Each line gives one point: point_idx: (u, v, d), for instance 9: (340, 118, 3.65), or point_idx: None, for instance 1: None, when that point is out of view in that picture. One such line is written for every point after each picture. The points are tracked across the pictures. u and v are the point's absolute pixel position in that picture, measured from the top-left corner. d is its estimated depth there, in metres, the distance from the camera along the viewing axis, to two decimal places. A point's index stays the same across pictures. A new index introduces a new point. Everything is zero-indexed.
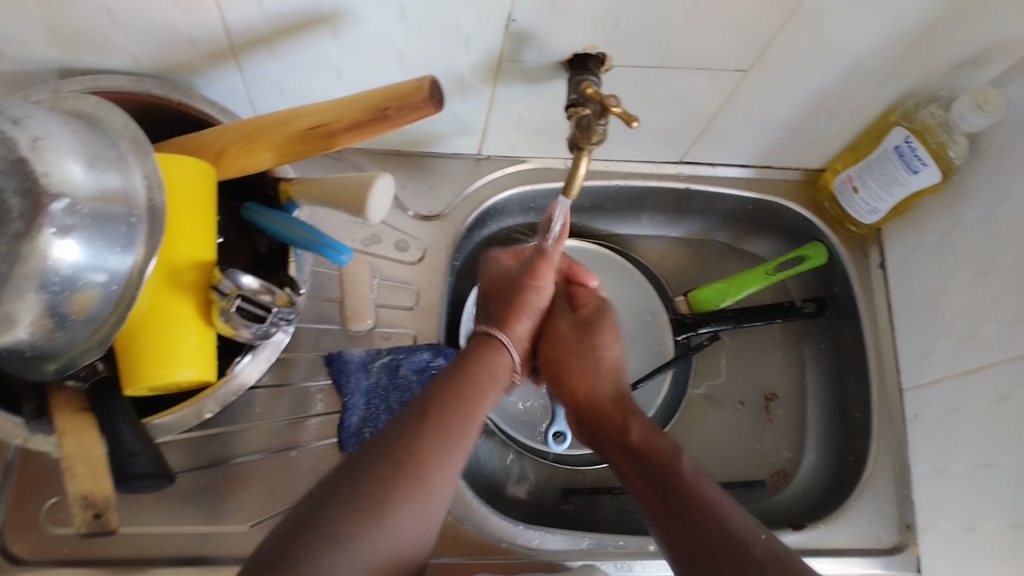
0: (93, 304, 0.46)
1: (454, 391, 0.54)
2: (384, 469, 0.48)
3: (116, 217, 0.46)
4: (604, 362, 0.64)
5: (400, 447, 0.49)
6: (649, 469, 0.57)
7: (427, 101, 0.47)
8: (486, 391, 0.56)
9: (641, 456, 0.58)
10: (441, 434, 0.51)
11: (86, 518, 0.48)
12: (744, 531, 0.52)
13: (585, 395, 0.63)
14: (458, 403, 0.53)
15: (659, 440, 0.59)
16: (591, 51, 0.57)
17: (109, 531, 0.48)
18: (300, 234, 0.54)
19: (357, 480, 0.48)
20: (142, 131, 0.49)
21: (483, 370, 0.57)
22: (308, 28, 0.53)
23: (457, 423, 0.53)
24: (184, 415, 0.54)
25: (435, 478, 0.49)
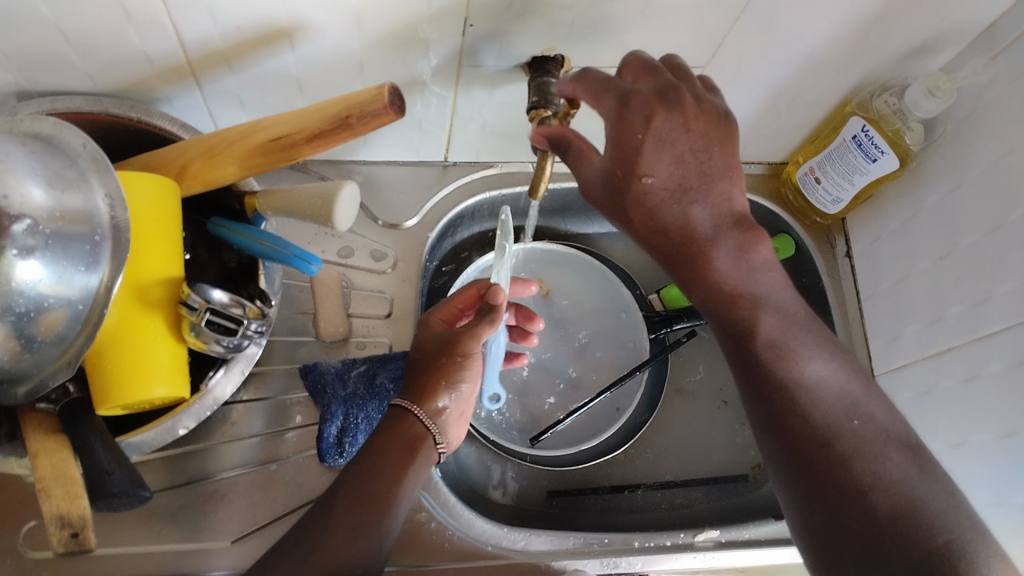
0: (59, 324, 0.47)
1: (365, 469, 0.53)
2: (297, 551, 0.50)
3: (79, 237, 0.47)
4: (654, 189, 0.53)
5: (312, 535, 0.50)
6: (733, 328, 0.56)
7: (388, 108, 0.48)
8: (400, 470, 0.54)
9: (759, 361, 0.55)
10: (352, 517, 0.51)
11: (64, 538, 0.47)
12: (872, 468, 0.50)
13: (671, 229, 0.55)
14: (367, 480, 0.53)
15: (751, 307, 0.56)
16: (549, 53, 0.58)
17: (88, 549, 0.47)
18: (267, 246, 0.54)
19: (265, 571, 0.49)
20: (101, 150, 0.50)
21: (394, 443, 0.55)
22: (266, 42, 0.54)
23: (374, 501, 0.52)
24: (159, 432, 0.53)
25: (341, 558, 0.50)
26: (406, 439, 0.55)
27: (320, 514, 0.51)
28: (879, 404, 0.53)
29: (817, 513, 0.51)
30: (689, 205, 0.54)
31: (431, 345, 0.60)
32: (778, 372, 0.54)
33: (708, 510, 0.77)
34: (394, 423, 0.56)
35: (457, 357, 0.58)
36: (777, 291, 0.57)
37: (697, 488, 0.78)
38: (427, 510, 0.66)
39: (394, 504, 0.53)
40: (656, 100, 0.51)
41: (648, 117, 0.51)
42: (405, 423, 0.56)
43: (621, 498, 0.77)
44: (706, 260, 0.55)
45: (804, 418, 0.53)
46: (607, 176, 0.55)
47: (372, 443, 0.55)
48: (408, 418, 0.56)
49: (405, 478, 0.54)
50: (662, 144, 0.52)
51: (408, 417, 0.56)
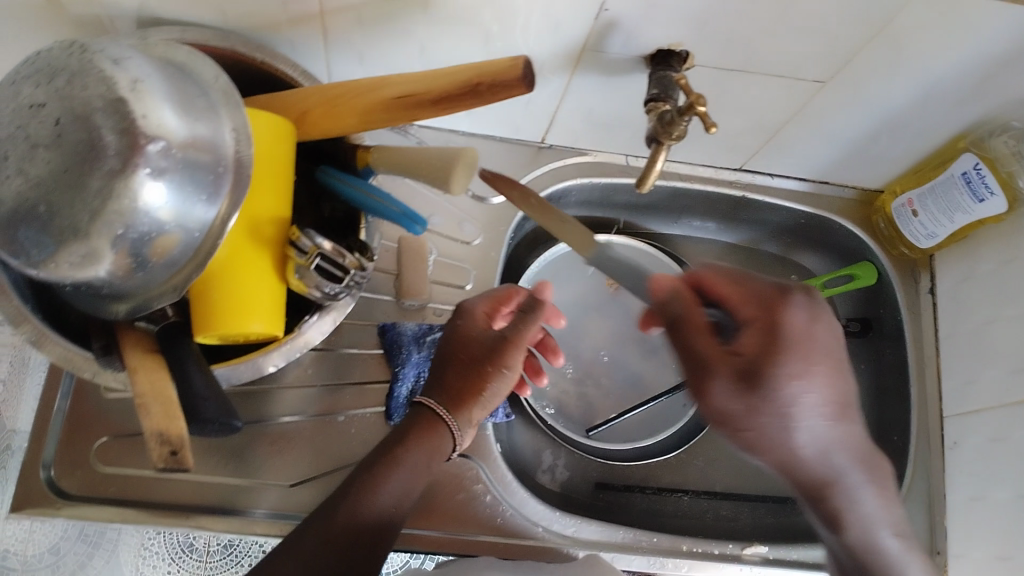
0: (174, 248, 0.48)
1: (376, 481, 0.53)
2: (294, 562, 0.48)
3: (204, 165, 0.48)
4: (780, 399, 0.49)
5: (311, 547, 0.49)
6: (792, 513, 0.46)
7: (520, 81, 0.48)
8: (408, 482, 0.54)
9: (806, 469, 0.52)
10: (350, 532, 0.51)
11: (162, 455, 0.45)
12: None
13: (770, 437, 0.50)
14: (374, 491, 0.53)
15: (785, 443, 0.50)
16: (675, 47, 0.57)
17: (186, 469, 0.45)
18: (374, 200, 0.55)
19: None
20: (231, 84, 0.51)
21: (415, 453, 0.55)
22: (400, 1, 0.54)
23: (374, 515, 0.52)
24: (247, 367, 0.53)
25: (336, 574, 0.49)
26: (430, 449, 0.56)
27: (321, 524, 0.50)
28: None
29: None
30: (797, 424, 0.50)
31: (475, 351, 0.58)
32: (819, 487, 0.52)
33: (752, 524, 0.77)
34: (427, 431, 0.56)
35: (499, 370, 0.58)
36: (812, 438, 0.51)
37: (744, 505, 0.79)
38: (483, 482, 0.66)
39: (393, 520, 0.53)
40: (777, 305, 0.52)
41: (800, 316, 0.51)
42: (436, 433, 0.56)
43: (665, 502, 0.77)
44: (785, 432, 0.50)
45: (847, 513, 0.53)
46: (747, 354, 0.50)
47: (387, 451, 0.55)
48: (440, 429, 0.56)
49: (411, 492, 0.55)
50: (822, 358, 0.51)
51: (441, 428, 0.56)
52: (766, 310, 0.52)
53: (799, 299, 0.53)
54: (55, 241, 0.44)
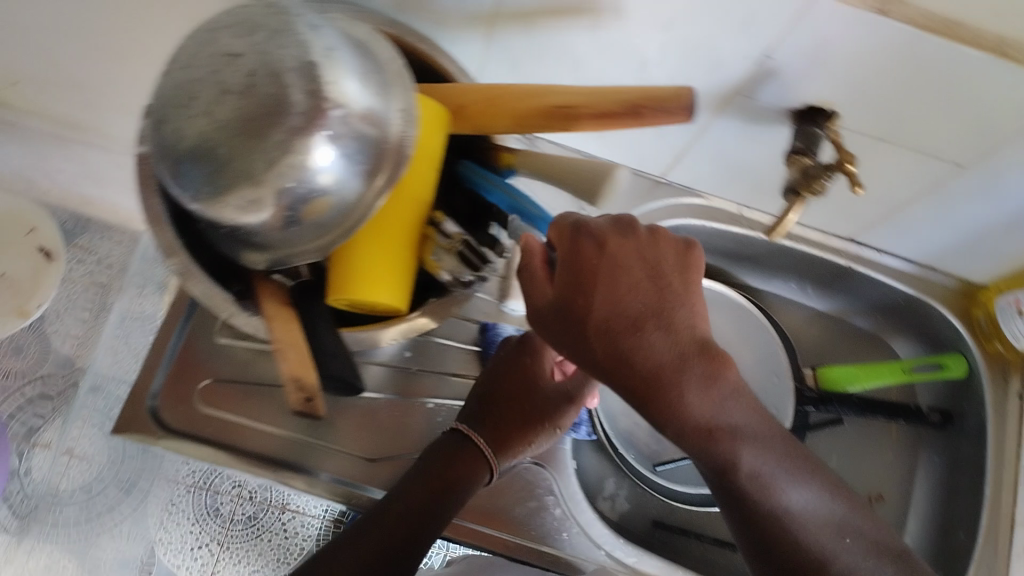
0: (327, 211, 0.50)
1: (411, 504, 0.58)
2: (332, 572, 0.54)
3: (371, 138, 0.50)
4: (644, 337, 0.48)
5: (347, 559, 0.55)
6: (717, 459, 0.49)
7: (683, 110, 0.50)
8: (442, 507, 0.59)
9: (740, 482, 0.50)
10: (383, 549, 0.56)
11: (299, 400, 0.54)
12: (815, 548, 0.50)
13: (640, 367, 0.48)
14: (408, 513, 0.58)
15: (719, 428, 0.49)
16: (824, 107, 0.58)
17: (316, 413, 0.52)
18: (517, 200, 0.57)
19: None
20: (405, 68, 0.53)
21: (453, 480, 0.60)
22: (573, 16, 0.56)
23: (407, 534, 0.57)
24: (367, 337, 0.55)
25: None
26: (470, 483, 0.61)
27: (360, 539, 0.56)
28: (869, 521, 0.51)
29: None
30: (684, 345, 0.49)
31: (536, 401, 0.65)
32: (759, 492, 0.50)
33: None
34: (475, 463, 0.62)
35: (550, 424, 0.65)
36: (748, 420, 0.49)
37: None
38: (555, 496, 0.67)
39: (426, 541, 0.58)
40: (615, 232, 0.53)
41: (593, 241, 0.52)
42: (479, 466, 0.62)
43: (722, 554, 0.76)
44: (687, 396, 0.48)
45: (758, 495, 0.50)
46: (561, 301, 0.51)
47: (426, 472, 0.60)
48: (485, 466, 0.62)
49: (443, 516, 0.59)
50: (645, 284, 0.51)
51: (486, 466, 0.62)
52: (570, 250, 0.52)
53: (676, 245, 0.54)
54: (227, 184, 0.47)
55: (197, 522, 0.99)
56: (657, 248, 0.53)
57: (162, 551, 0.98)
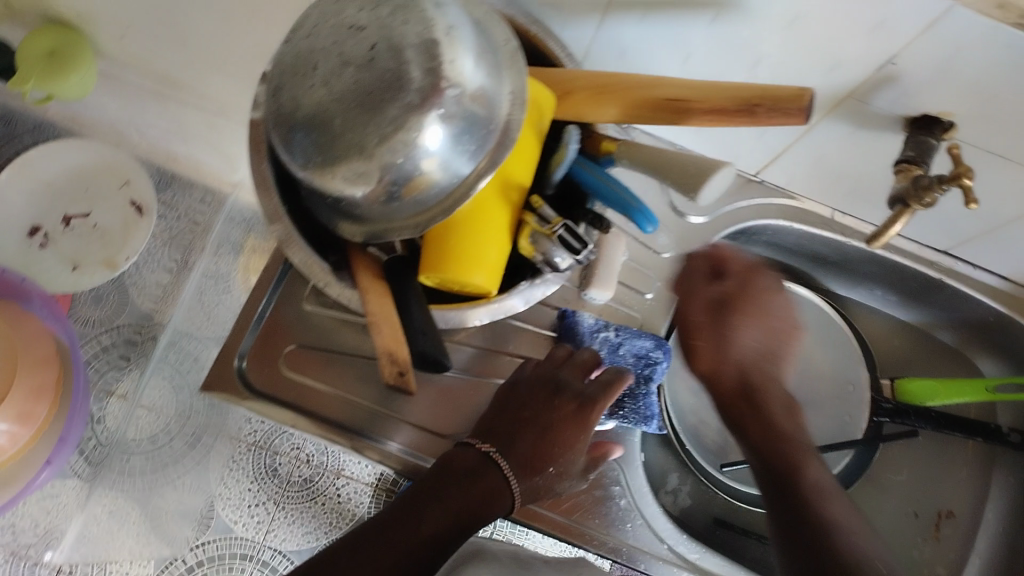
0: (430, 188, 0.51)
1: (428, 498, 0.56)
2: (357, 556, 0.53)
3: (481, 121, 0.50)
4: (694, 304, 0.61)
5: (366, 543, 0.53)
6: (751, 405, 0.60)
7: (800, 112, 0.48)
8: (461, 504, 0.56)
9: (778, 451, 0.59)
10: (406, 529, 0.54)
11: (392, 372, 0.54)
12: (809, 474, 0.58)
13: (698, 318, 0.61)
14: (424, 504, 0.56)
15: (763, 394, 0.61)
16: (943, 117, 0.56)
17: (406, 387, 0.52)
18: (615, 190, 0.56)
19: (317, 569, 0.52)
20: (518, 51, 0.53)
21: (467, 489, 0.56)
22: (690, 11, 0.55)
23: (428, 523, 0.55)
24: (455, 316, 0.55)
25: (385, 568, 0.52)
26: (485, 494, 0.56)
27: (378, 528, 0.54)
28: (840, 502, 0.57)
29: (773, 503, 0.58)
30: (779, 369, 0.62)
31: (551, 420, 0.59)
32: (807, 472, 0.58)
33: None
34: (493, 492, 0.57)
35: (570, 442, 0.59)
36: (779, 398, 0.61)
37: None
38: (621, 486, 0.67)
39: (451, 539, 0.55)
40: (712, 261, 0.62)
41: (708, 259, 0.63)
42: (499, 493, 0.57)
43: None
44: (736, 334, 0.60)
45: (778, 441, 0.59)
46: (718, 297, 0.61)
47: (439, 480, 0.57)
48: (502, 491, 0.57)
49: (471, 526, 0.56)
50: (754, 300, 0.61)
51: (503, 488, 0.57)
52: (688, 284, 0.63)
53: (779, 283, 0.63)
54: (339, 155, 0.48)
55: (255, 480, 1.00)
56: (731, 261, 0.62)
57: (220, 505, 1.00)
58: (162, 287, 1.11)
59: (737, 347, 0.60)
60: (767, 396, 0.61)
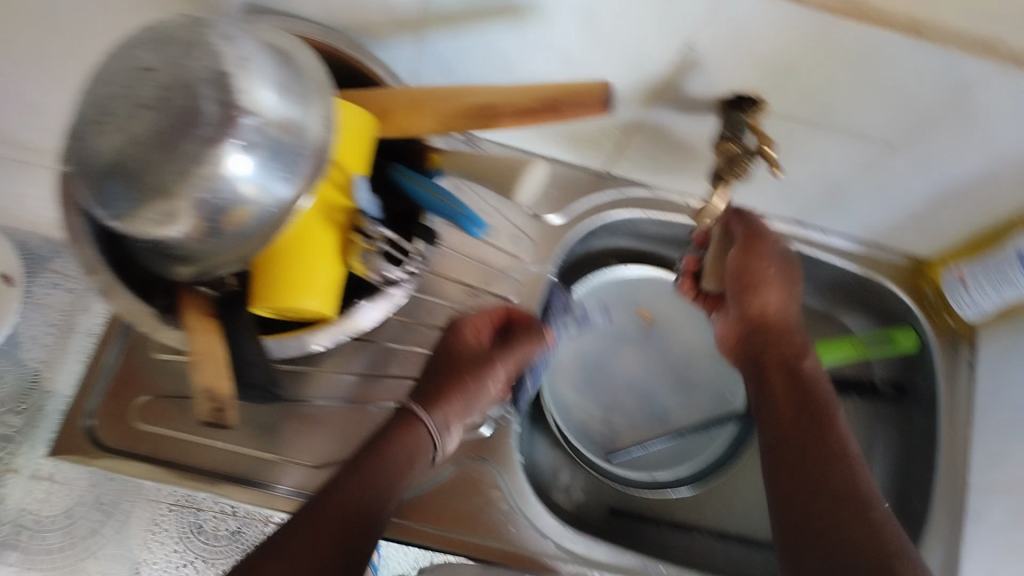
0: (248, 219, 0.49)
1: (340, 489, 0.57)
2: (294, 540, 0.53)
3: (290, 146, 0.49)
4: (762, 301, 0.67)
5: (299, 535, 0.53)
6: (807, 403, 0.62)
7: (601, 104, 0.50)
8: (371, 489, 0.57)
9: (813, 397, 0.63)
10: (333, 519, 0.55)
11: (208, 409, 0.51)
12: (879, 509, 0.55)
13: (772, 318, 0.67)
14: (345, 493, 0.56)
15: (822, 385, 0.64)
16: (750, 92, 0.58)
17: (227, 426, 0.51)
18: (442, 202, 0.57)
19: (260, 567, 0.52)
20: (327, 75, 0.53)
21: (389, 456, 0.59)
22: (494, 17, 0.55)
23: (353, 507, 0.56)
24: (295, 344, 0.57)
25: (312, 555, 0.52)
26: (406, 454, 0.60)
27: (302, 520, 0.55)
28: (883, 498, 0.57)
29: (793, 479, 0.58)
30: (815, 363, 0.66)
31: (456, 360, 0.65)
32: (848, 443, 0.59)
33: None
34: (407, 429, 0.61)
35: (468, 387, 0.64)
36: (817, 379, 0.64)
37: (756, 548, 0.78)
38: (501, 489, 0.67)
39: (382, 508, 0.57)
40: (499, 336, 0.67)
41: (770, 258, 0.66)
42: (415, 432, 0.61)
43: (678, 538, 0.77)
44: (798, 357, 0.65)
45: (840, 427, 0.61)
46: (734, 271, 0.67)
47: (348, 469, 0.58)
48: (415, 428, 0.61)
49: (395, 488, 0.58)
50: (782, 264, 0.67)
51: (419, 427, 0.62)
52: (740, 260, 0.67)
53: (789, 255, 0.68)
54: (141, 197, 0.47)
55: (180, 541, 0.92)
56: (749, 219, 0.68)
57: (147, 570, 0.91)
58: (27, 353, 0.97)
59: (810, 371, 0.65)
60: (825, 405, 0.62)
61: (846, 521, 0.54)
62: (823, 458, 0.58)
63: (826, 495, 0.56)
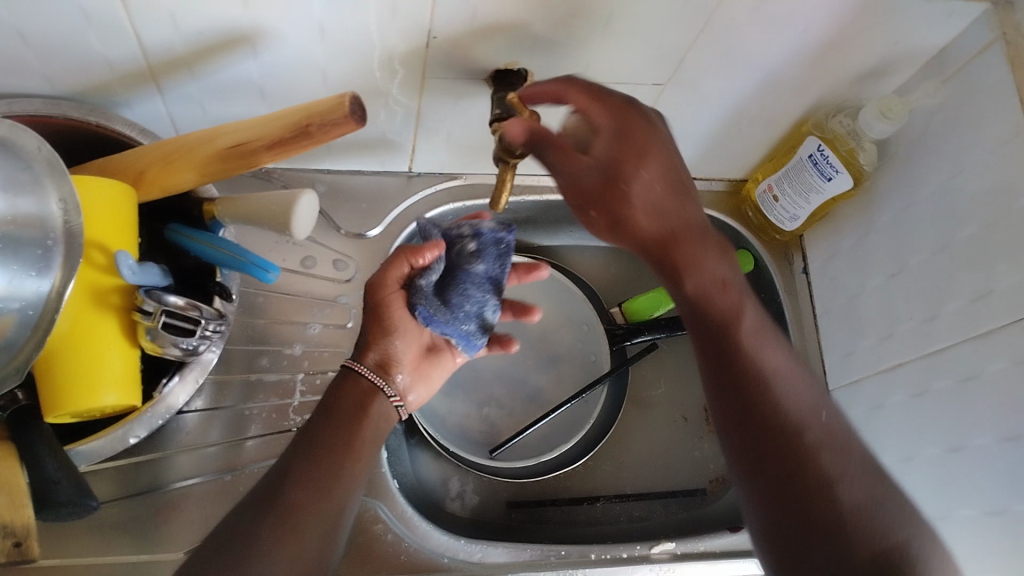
0: (9, 330, 0.45)
1: (318, 436, 0.55)
2: (261, 512, 0.49)
3: (30, 241, 0.46)
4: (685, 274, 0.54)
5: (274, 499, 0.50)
6: (742, 374, 0.54)
7: (350, 117, 0.48)
8: (348, 436, 0.55)
9: (744, 362, 0.54)
10: (309, 476, 0.52)
11: (8, 549, 0.46)
12: (848, 485, 0.50)
13: (699, 290, 0.55)
14: (327, 439, 0.54)
15: (757, 337, 0.55)
16: (512, 67, 0.58)
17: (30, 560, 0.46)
18: (225, 253, 0.54)
19: (230, 535, 0.48)
20: (57, 154, 0.48)
21: (346, 404, 0.57)
22: (229, 49, 0.53)
23: (331, 457, 0.54)
24: (109, 441, 0.53)
25: (302, 513, 0.50)
26: (360, 396, 0.58)
27: (273, 484, 0.51)
28: (853, 457, 0.51)
29: (763, 475, 0.52)
30: (733, 275, 0.56)
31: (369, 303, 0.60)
32: (757, 361, 0.54)
33: (664, 522, 0.78)
34: (346, 380, 0.58)
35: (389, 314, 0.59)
36: (752, 311, 0.55)
37: (655, 501, 0.79)
38: (383, 521, 0.66)
39: (354, 457, 0.55)
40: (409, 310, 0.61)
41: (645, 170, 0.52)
42: (355, 379, 0.58)
43: (579, 511, 0.77)
44: (715, 286, 0.55)
45: (780, 390, 0.54)
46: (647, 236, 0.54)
47: (321, 419, 0.56)
48: (353, 376, 0.58)
49: (360, 434, 0.56)
50: (658, 147, 0.53)
51: (357, 375, 0.58)
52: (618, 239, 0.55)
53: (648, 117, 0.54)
54: None
55: None
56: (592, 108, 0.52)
57: None
58: None
59: (737, 322, 0.55)
60: (767, 355, 0.54)
61: (784, 476, 0.51)
62: (772, 436, 0.52)
63: (761, 443, 0.53)
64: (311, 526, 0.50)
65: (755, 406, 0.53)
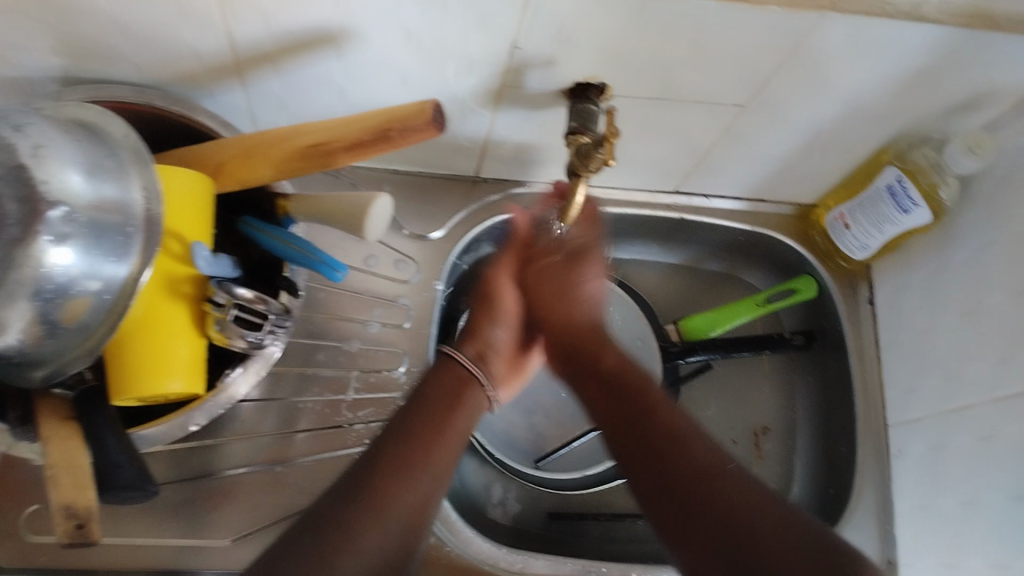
0: (84, 312, 0.46)
1: (405, 425, 0.55)
2: (352, 495, 0.49)
3: (113, 226, 0.46)
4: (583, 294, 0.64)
5: (362, 487, 0.50)
6: (658, 432, 0.54)
7: (429, 124, 0.47)
8: (444, 422, 0.57)
9: (673, 428, 0.54)
10: (400, 466, 0.52)
11: (69, 529, 0.47)
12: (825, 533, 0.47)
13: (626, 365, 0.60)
14: (422, 429, 0.55)
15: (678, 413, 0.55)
16: (592, 80, 0.57)
17: (92, 542, 0.48)
18: (296, 249, 0.55)
19: (319, 518, 0.48)
20: (142, 142, 0.49)
21: (439, 390, 0.59)
22: (311, 48, 0.53)
23: (425, 447, 0.54)
24: (171, 426, 0.54)
25: (391, 500, 0.50)
26: (453, 381, 0.60)
27: (365, 470, 0.51)
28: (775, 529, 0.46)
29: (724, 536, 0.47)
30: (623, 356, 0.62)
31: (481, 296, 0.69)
32: (666, 418, 0.55)
33: None
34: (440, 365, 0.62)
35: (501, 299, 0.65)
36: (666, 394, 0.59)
37: None
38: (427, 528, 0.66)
39: (442, 445, 0.55)
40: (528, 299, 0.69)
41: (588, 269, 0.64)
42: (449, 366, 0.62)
43: (620, 528, 0.76)
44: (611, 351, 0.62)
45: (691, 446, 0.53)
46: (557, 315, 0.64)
47: (411, 403, 0.57)
48: (452, 362, 0.62)
49: (450, 423, 0.57)
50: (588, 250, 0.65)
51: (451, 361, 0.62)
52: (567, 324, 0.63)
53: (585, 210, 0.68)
54: None
55: None
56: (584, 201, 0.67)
57: None
58: None
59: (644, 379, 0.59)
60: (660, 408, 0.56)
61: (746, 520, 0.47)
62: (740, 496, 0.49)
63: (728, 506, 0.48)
64: (399, 510, 0.50)
65: (668, 457, 0.52)
